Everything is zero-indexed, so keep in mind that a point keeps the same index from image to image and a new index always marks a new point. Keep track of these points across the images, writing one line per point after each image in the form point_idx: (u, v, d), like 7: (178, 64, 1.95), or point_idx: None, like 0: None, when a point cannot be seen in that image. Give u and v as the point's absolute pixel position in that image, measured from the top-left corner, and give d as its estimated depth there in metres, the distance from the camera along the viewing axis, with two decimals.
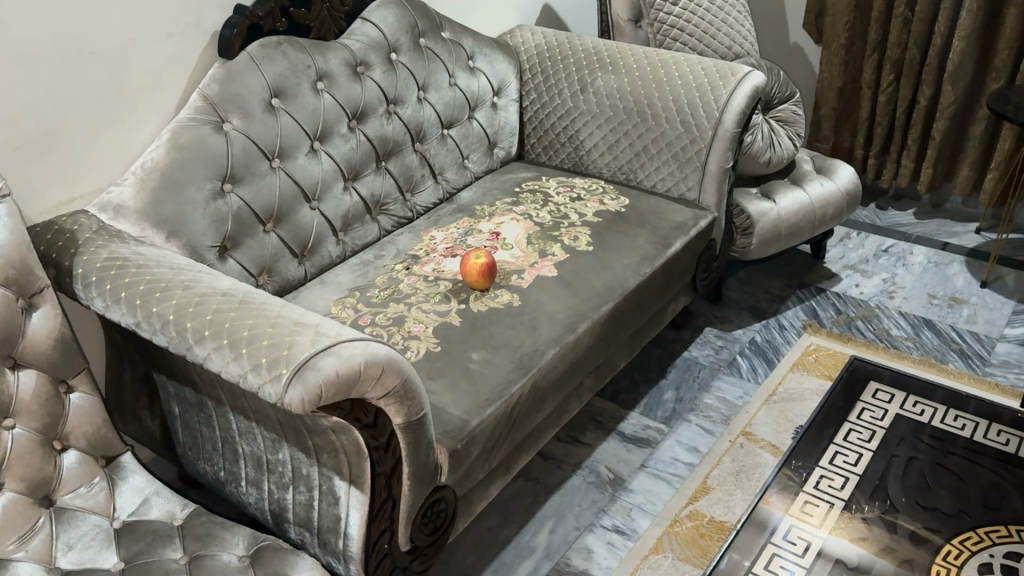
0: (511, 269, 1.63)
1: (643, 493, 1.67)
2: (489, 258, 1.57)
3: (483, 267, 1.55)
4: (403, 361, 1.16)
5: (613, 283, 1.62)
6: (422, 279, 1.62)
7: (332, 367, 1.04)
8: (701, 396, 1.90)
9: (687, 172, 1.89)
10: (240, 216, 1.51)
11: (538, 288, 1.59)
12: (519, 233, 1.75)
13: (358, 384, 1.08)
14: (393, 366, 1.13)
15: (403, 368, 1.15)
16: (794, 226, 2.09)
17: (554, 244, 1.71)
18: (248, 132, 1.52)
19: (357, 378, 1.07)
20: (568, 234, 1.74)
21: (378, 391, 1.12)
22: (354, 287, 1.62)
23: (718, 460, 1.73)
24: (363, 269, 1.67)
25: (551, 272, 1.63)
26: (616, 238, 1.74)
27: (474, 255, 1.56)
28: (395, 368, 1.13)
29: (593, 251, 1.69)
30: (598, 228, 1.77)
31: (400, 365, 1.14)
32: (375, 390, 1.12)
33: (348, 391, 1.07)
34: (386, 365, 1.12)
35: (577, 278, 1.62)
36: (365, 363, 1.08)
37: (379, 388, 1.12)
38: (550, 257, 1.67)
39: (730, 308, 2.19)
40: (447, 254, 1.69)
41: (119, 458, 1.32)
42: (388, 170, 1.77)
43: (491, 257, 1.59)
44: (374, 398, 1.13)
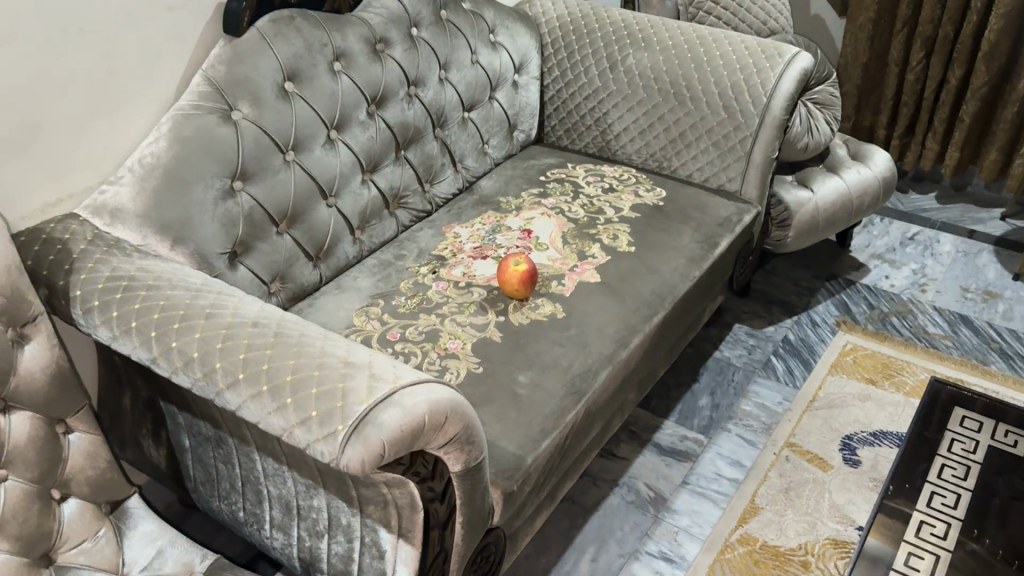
0: (551, 274, 1.48)
1: (688, 514, 1.55)
2: (530, 264, 1.41)
3: (524, 274, 1.40)
4: (464, 403, 1.01)
5: (662, 291, 1.48)
6: (452, 285, 1.46)
7: (394, 420, 0.89)
8: (738, 402, 1.79)
9: (728, 162, 1.75)
10: (252, 217, 1.33)
11: (582, 296, 1.44)
12: (553, 230, 1.59)
13: (420, 438, 0.93)
14: (456, 411, 0.98)
15: (466, 412, 1.00)
16: (831, 217, 1.97)
17: (593, 244, 1.56)
18: (260, 122, 1.34)
19: (420, 431, 0.92)
20: (606, 232, 1.59)
21: (439, 441, 0.97)
22: (377, 295, 1.45)
23: (763, 476, 1.62)
24: (384, 273, 1.51)
25: (594, 277, 1.48)
26: (658, 237, 1.60)
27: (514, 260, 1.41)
28: (458, 413, 0.98)
29: (636, 252, 1.55)
30: (638, 226, 1.62)
31: (463, 409, 0.99)
32: (436, 439, 0.96)
33: (410, 446, 0.92)
34: (448, 411, 0.97)
35: (623, 284, 1.48)
36: (428, 412, 0.93)
37: (441, 436, 0.97)
38: (590, 259, 1.52)
39: (758, 303, 2.07)
40: (476, 256, 1.53)
41: (125, 503, 1.16)
42: (407, 159, 1.59)
43: (531, 262, 1.44)
44: (434, 448, 0.98)
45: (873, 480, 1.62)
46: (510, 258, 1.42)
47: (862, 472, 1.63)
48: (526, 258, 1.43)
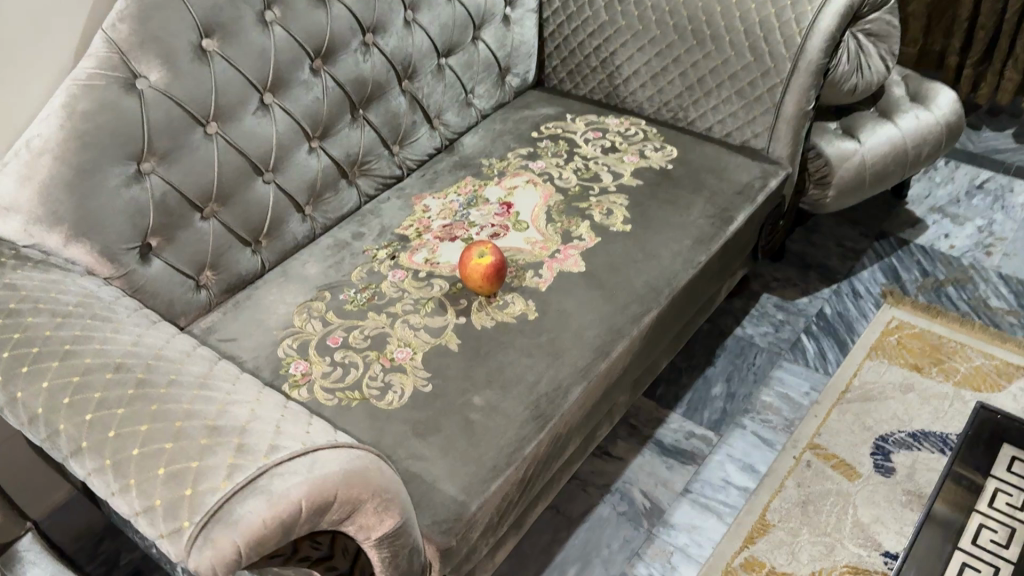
0: (528, 262, 1.26)
1: (687, 530, 1.36)
2: (497, 254, 1.19)
3: (488, 268, 1.18)
4: (367, 467, 0.81)
5: (659, 282, 1.25)
6: (411, 275, 1.26)
7: (250, 513, 0.71)
8: (758, 393, 1.57)
9: (753, 115, 1.48)
10: (166, 205, 1.14)
11: (562, 289, 1.22)
12: (536, 204, 1.36)
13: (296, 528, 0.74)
14: (350, 485, 0.78)
15: (367, 480, 0.80)
16: (880, 171, 1.68)
17: (581, 221, 1.33)
18: (171, 92, 1.12)
19: (294, 522, 0.73)
20: (600, 206, 1.36)
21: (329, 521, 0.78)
22: (325, 285, 1.26)
23: (779, 485, 1.41)
24: (337, 257, 1.31)
25: (578, 266, 1.26)
26: (661, 212, 1.36)
27: (477, 250, 1.19)
28: (354, 487, 0.79)
29: (633, 233, 1.32)
30: (638, 197, 1.38)
31: (363, 478, 0.79)
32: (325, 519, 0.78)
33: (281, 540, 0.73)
34: (337, 488, 0.77)
35: (613, 274, 1.25)
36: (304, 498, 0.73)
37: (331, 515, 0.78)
38: (576, 242, 1.30)
39: (791, 268, 1.82)
40: (443, 237, 1.32)
41: (15, 544, 1.03)
42: (368, 120, 1.37)
43: (500, 251, 1.22)
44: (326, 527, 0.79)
45: (907, 494, 1.39)
46: (473, 247, 1.20)
47: (895, 483, 1.41)
48: (494, 246, 1.20)
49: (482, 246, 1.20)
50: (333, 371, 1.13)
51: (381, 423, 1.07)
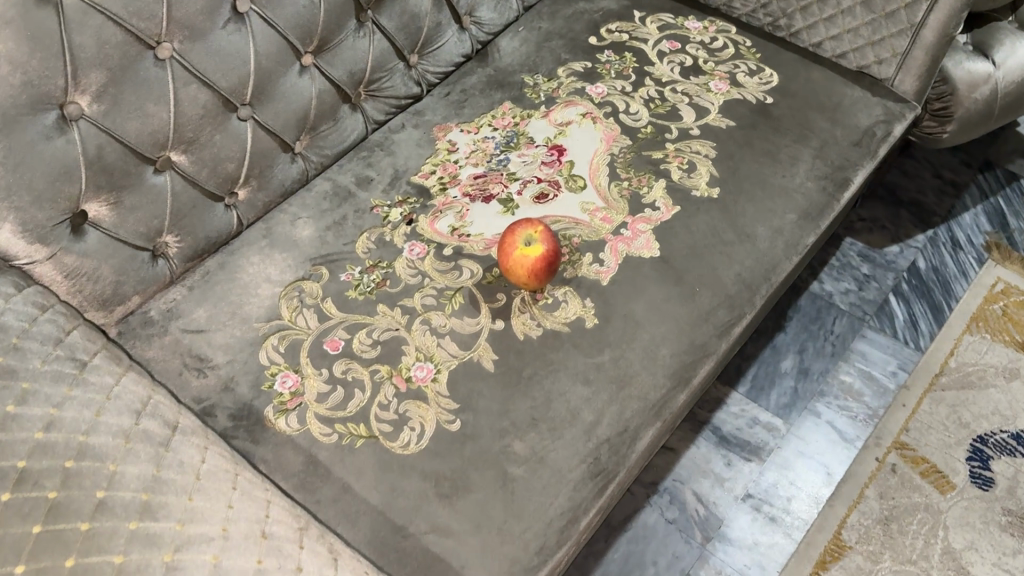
0: (586, 240, 0.97)
1: (748, 546, 1.15)
2: (549, 240, 0.90)
3: (537, 261, 0.89)
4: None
5: (753, 277, 0.97)
6: (434, 250, 0.97)
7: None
8: (836, 371, 1.31)
9: (882, 35, 1.12)
10: (104, 160, 0.84)
11: (629, 283, 0.94)
12: (596, 152, 1.05)
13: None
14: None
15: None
16: (1008, 103, 1.36)
17: (654, 181, 1.03)
18: (103, 4, 0.78)
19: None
20: (677, 159, 1.05)
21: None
22: (321, 258, 0.98)
23: (858, 496, 1.19)
24: (338, 215, 1.02)
25: (650, 250, 0.97)
26: (757, 171, 1.05)
27: (521, 236, 0.90)
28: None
29: (721, 201, 1.02)
30: (728, 148, 1.07)
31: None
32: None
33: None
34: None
35: (695, 264, 0.96)
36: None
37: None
38: (647, 213, 1.00)
39: (877, 204, 1.52)
40: (475, 195, 1.01)
41: None
42: (379, 25, 1.04)
43: (552, 233, 0.93)
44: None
45: (1008, 514, 1.17)
46: (515, 232, 0.91)
47: (994, 500, 1.19)
48: (543, 227, 0.91)
49: (528, 230, 0.90)
50: (332, 392, 0.87)
51: (393, 477, 0.82)
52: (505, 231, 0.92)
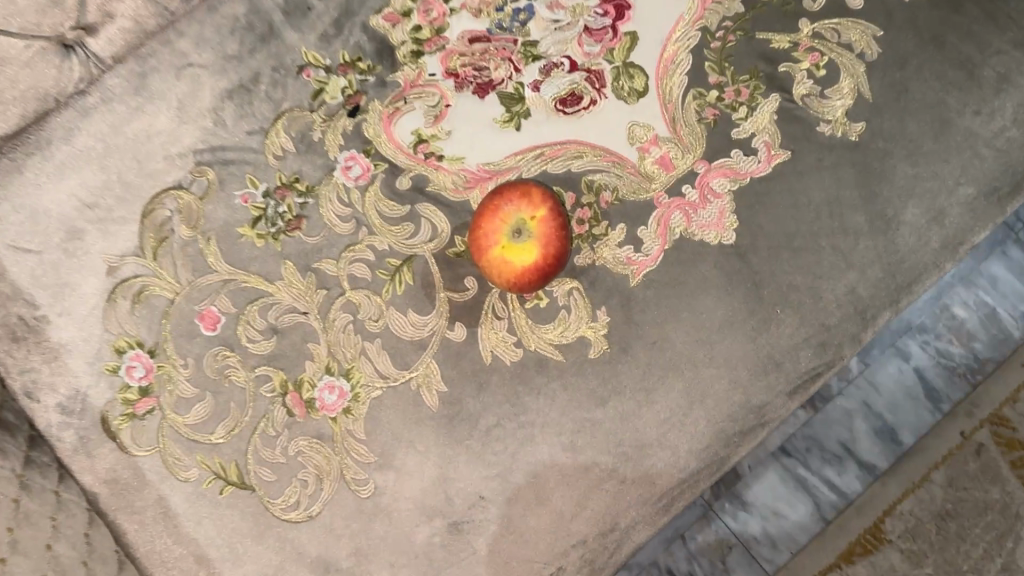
0: (623, 200, 0.61)
1: (763, 516, 0.94)
2: (555, 240, 0.54)
3: (529, 273, 0.55)
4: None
5: (871, 299, 0.62)
6: (382, 175, 0.61)
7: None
8: (949, 299, 0.98)
9: None
10: None
11: (673, 289, 0.60)
12: (678, 21, 0.63)
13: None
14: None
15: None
16: None
17: (762, 98, 0.62)
18: None
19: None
20: (811, 57, 0.63)
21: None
22: (212, 156, 0.63)
23: (921, 477, 0.93)
24: (248, 72, 0.64)
25: (721, 232, 0.61)
26: (937, 99, 0.63)
27: (509, 226, 0.54)
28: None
29: (861, 153, 0.62)
30: (902, 43, 0.63)
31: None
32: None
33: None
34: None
35: (788, 267, 0.61)
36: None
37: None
38: (734, 159, 0.61)
39: None
40: (466, 76, 0.63)
41: None
42: None
43: (562, 207, 0.56)
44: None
45: None
46: (502, 214, 0.55)
47: None
48: (551, 212, 0.55)
49: (523, 216, 0.54)
50: (199, 401, 0.60)
51: (270, 554, 0.58)
52: (488, 201, 0.56)
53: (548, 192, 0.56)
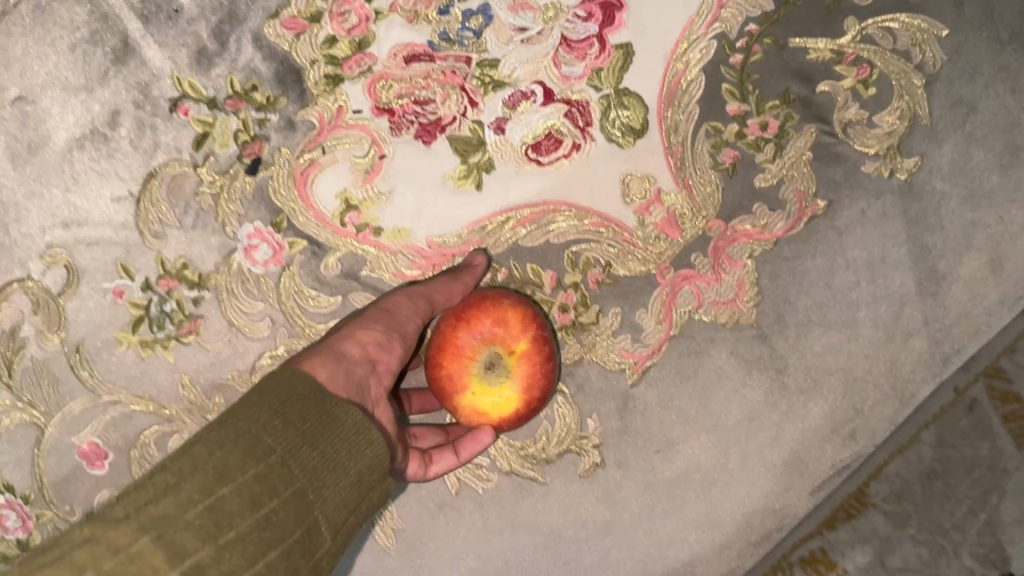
0: (617, 276, 0.48)
1: None
2: (543, 378, 0.42)
3: (508, 418, 0.43)
4: (297, 364, 0.35)
5: (913, 374, 0.50)
6: (302, 258, 0.48)
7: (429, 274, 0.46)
8: None
9: None
10: None
11: (680, 384, 0.49)
12: (687, 27, 0.46)
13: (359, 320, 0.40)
14: (392, 347, 0.40)
15: (410, 319, 0.42)
16: None
17: (794, 132, 0.48)
18: None
19: (413, 298, 0.43)
20: (857, 71, 0.48)
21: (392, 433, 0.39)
22: (69, 236, 0.47)
23: None
24: (102, 111, 0.46)
25: (740, 309, 0.49)
26: (1013, 120, 0.49)
27: (481, 367, 0.41)
28: (396, 337, 0.40)
29: (913, 198, 0.49)
30: (974, 46, 0.48)
31: (397, 363, 0.40)
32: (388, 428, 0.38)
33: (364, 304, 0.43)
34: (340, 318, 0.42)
35: (820, 347, 0.50)
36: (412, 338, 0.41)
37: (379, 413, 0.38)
38: (757, 215, 0.48)
39: None
40: (405, 113, 0.46)
41: None
42: None
43: (545, 332, 0.43)
44: None
45: None
46: (469, 352, 0.41)
47: None
48: (537, 342, 0.42)
49: (500, 354, 0.41)
50: None
51: None
52: (449, 329, 0.42)
53: (525, 309, 0.43)
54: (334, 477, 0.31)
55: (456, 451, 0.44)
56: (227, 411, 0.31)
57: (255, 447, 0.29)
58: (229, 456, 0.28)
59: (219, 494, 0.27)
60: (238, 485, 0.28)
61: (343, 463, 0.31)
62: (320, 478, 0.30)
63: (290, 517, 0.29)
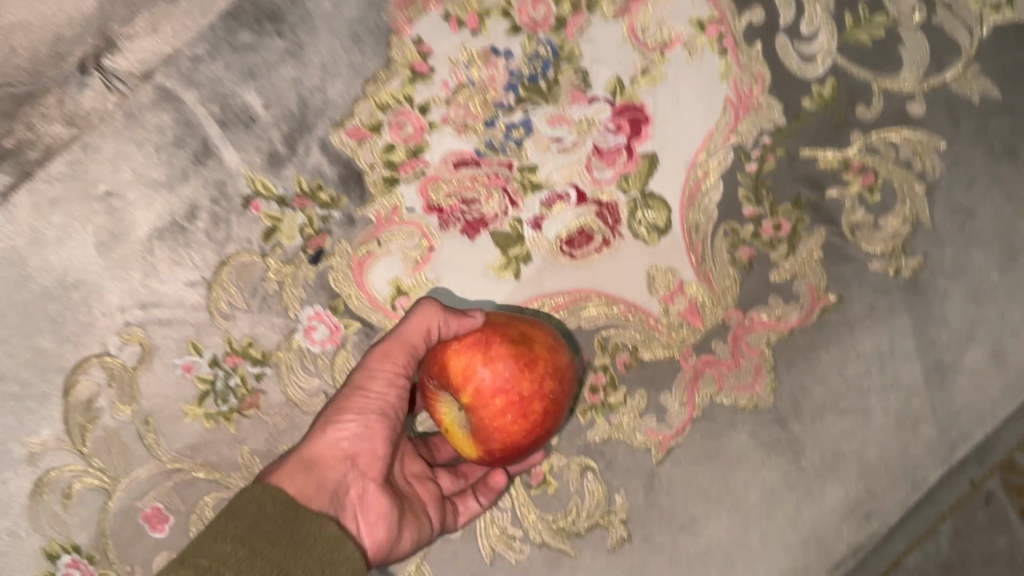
0: (642, 361, 0.52)
1: None
2: (498, 432, 0.42)
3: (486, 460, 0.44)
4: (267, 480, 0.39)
5: (922, 458, 0.54)
6: (354, 337, 0.53)
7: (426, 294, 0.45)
8: None
9: None
10: None
11: (703, 464, 0.52)
12: (705, 140, 0.52)
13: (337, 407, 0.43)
14: (373, 434, 0.43)
15: (388, 392, 0.44)
16: None
17: (805, 233, 0.52)
18: None
19: (390, 363, 0.44)
20: (863, 178, 0.53)
21: (389, 521, 0.43)
22: (145, 315, 0.52)
23: None
24: (183, 206, 0.51)
25: (758, 394, 0.52)
26: (1008, 224, 0.54)
27: (448, 411, 0.44)
28: (373, 421, 0.43)
29: (918, 295, 0.54)
30: (969, 158, 0.54)
31: (381, 447, 0.43)
32: (381, 518, 0.43)
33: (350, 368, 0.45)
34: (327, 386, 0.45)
35: (836, 432, 0.53)
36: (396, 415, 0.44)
37: (368, 511, 0.42)
38: (772, 308, 0.52)
39: None
40: (453, 210, 0.52)
41: None
42: None
43: (502, 375, 0.41)
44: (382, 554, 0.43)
45: None
46: (432, 397, 0.44)
47: None
48: (482, 394, 0.41)
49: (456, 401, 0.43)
50: None
51: None
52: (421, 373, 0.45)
53: (474, 355, 0.42)
54: None
55: (476, 496, 0.49)
56: (183, 553, 0.34)
57: None
58: None
59: None
60: None
61: None
62: None
63: None
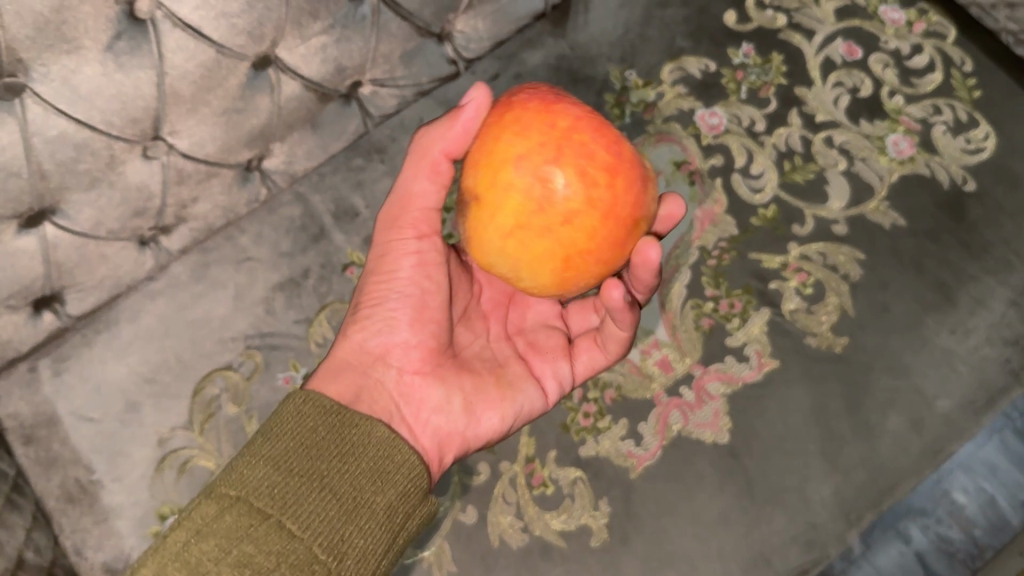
0: (626, 396, 0.68)
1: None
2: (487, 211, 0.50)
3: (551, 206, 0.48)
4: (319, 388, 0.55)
5: (856, 500, 0.66)
6: None
7: (418, 135, 0.56)
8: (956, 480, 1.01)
9: None
10: None
11: (670, 483, 0.66)
12: (679, 239, 0.71)
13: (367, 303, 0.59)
14: (398, 325, 0.58)
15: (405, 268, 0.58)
16: None
17: (754, 311, 0.69)
18: None
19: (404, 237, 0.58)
20: (799, 276, 0.70)
21: (443, 402, 0.58)
22: (261, 341, 0.72)
23: None
24: (298, 269, 0.73)
25: (716, 430, 0.67)
26: (916, 319, 0.69)
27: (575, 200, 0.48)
28: (401, 308, 0.58)
29: (846, 366, 0.69)
30: (883, 268, 0.71)
31: (413, 332, 0.58)
32: (447, 405, 0.58)
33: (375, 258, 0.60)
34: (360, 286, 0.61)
35: (780, 469, 0.66)
36: (420, 289, 0.58)
37: (420, 407, 0.58)
38: (728, 365, 0.68)
39: None
40: None
41: None
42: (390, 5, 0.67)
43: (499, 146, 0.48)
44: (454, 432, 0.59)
45: None
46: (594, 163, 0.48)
47: None
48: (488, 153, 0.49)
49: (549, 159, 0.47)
50: None
51: None
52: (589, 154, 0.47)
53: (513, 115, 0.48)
54: (349, 458, 0.50)
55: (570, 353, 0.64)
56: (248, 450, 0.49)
57: (280, 468, 0.48)
58: (264, 480, 0.47)
59: (272, 504, 0.46)
60: (276, 493, 0.47)
61: (351, 447, 0.50)
62: (338, 463, 0.49)
63: (327, 492, 0.48)
